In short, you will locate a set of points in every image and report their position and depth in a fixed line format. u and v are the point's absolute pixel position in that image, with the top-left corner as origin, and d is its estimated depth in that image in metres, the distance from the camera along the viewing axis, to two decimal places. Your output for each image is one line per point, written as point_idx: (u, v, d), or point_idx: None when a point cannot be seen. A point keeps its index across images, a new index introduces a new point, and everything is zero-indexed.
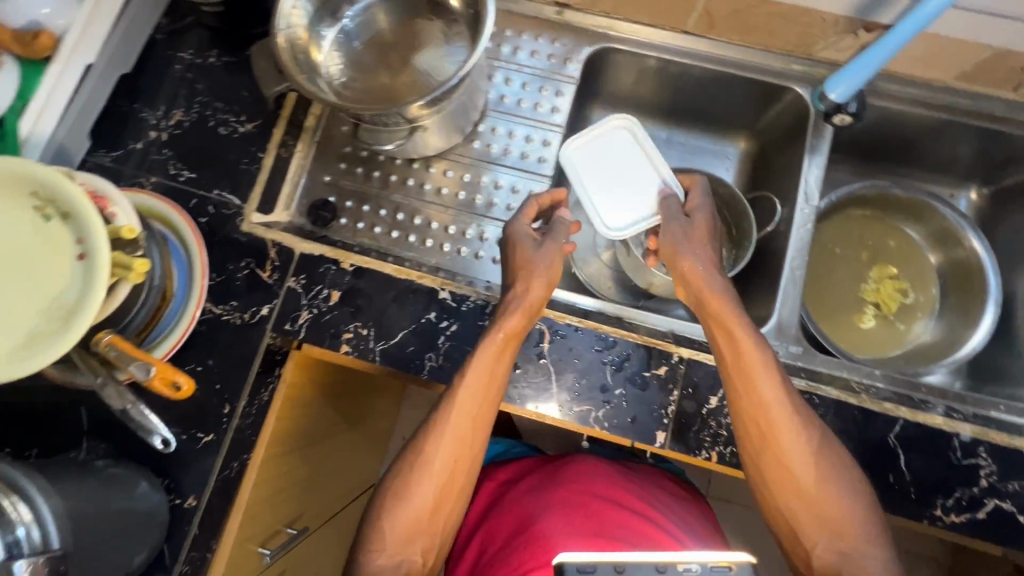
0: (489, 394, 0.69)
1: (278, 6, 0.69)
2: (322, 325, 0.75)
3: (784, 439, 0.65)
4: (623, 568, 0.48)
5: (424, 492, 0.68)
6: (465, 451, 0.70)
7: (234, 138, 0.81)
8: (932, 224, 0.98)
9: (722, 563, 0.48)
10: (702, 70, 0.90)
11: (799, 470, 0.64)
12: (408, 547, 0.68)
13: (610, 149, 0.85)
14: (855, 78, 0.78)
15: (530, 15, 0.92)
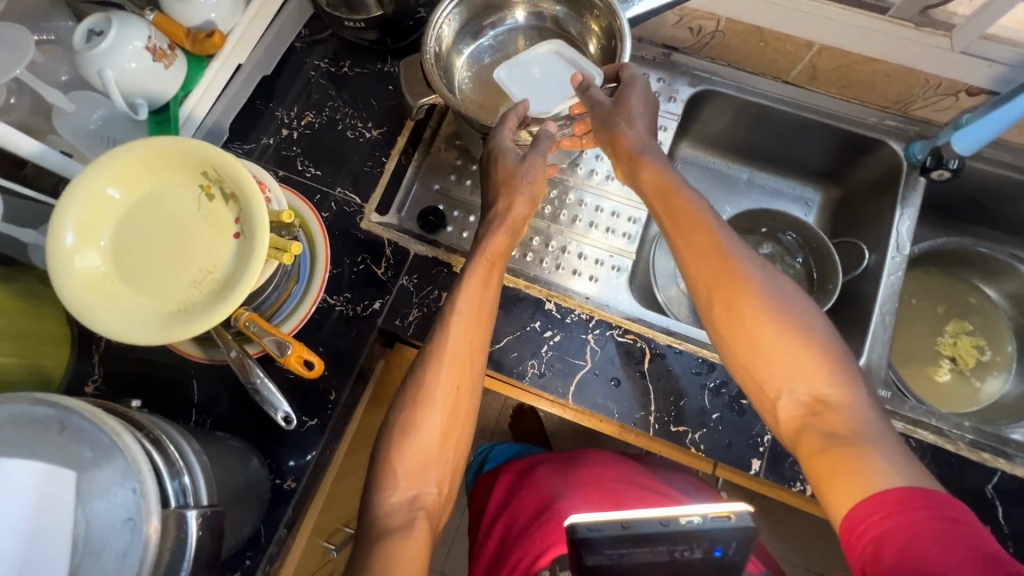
0: (484, 317, 0.71)
1: (432, 20, 0.76)
2: (430, 324, 0.78)
3: (732, 289, 0.62)
4: (627, 524, 0.54)
5: (432, 421, 0.68)
6: (464, 366, 0.70)
7: (360, 142, 0.87)
8: (1012, 285, 1.00)
9: (722, 513, 0.53)
10: (798, 117, 0.95)
11: (750, 320, 0.60)
12: (421, 480, 0.67)
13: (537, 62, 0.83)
14: (979, 137, 0.81)
15: (637, 54, 0.98)
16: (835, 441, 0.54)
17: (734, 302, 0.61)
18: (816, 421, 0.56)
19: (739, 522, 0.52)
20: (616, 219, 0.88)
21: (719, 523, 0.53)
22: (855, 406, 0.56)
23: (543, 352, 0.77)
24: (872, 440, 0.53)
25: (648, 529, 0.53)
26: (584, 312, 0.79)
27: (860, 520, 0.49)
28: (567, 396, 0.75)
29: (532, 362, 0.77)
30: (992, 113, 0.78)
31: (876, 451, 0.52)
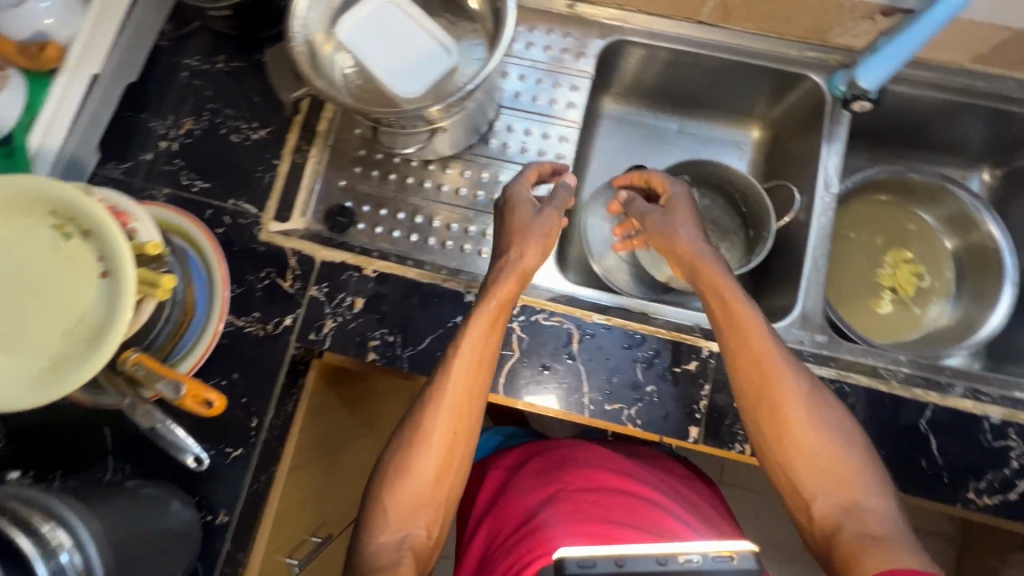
0: (483, 370, 0.68)
1: (294, 8, 0.69)
2: (347, 334, 0.74)
3: (780, 388, 0.65)
4: (623, 561, 0.50)
5: (426, 461, 0.67)
6: (463, 415, 0.68)
7: (247, 145, 0.80)
8: (948, 207, 0.98)
9: (723, 553, 0.50)
10: (716, 60, 0.90)
11: (793, 418, 0.64)
12: (411, 522, 0.66)
13: (380, 24, 0.75)
14: (888, 62, 0.78)
15: (541, 9, 0.91)
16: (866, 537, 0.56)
17: (779, 398, 0.64)
18: (849, 525, 0.59)
19: (741, 563, 0.49)
20: (535, 191, 0.86)
21: (722, 563, 0.49)
22: (887, 516, 0.59)
23: None
24: (898, 539, 0.56)
25: (645, 567, 0.49)
26: None
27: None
28: (498, 389, 0.73)
29: None
30: (897, 36, 0.74)
31: (902, 549, 0.54)
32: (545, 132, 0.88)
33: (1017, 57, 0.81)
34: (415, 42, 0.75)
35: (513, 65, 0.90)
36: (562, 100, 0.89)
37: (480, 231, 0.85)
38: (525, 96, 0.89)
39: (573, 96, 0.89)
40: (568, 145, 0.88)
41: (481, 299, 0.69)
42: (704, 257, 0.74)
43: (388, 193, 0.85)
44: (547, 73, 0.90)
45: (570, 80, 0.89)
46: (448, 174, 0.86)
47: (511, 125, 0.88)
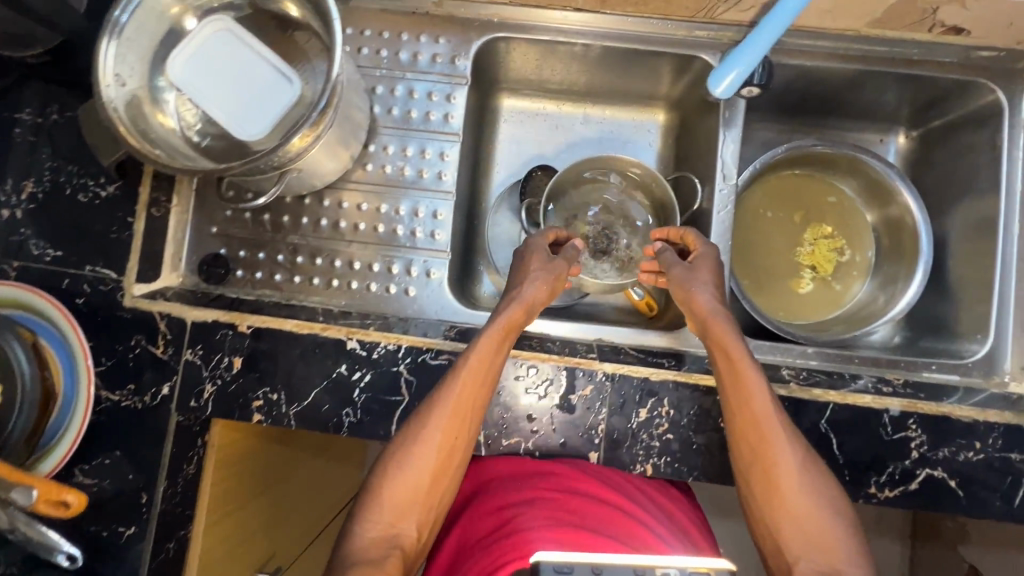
0: (487, 383, 0.66)
1: (97, 70, 0.59)
2: (228, 396, 0.71)
3: (768, 441, 0.62)
4: (600, 570, 0.45)
5: (422, 466, 0.63)
6: (459, 423, 0.65)
7: (97, 204, 0.73)
8: (865, 177, 0.94)
9: (701, 570, 0.46)
10: (602, 48, 0.83)
11: (784, 476, 0.61)
12: (399, 526, 0.62)
13: (213, 59, 0.67)
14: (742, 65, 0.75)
15: (406, 11, 0.81)
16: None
17: (770, 457, 0.62)
18: None
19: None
20: (418, 217, 0.80)
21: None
22: None
23: (357, 398, 0.71)
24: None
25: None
26: (390, 342, 0.71)
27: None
28: (390, 436, 0.71)
29: (347, 411, 0.71)
30: (733, 53, 0.75)
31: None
32: (422, 150, 0.81)
33: (914, 17, 0.74)
34: (256, 75, 0.68)
35: (381, 79, 0.81)
36: (439, 113, 0.81)
37: (365, 264, 0.80)
38: (397, 110, 0.81)
39: (449, 107, 0.81)
40: (450, 162, 0.81)
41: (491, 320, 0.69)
42: (716, 314, 0.69)
43: (264, 235, 0.80)
44: (415, 82, 0.81)
45: (444, 88, 0.81)
46: (325, 207, 0.81)
47: (387, 145, 0.81)
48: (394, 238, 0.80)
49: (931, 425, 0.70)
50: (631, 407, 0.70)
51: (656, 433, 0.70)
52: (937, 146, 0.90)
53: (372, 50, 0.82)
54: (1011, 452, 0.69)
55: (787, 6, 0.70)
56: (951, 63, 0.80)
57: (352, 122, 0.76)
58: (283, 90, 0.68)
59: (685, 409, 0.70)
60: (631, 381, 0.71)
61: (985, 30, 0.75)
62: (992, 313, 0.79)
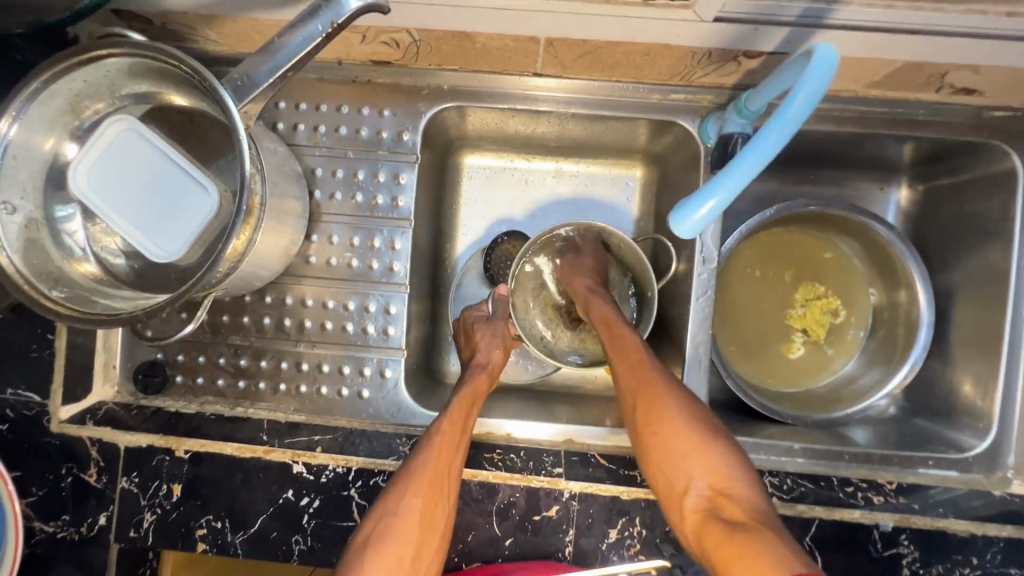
0: (463, 447, 0.66)
1: None
2: (169, 526, 0.66)
3: (656, 406, 0.64)
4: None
5: (403, 529, 0.60)
6: (436, 488, 0.62)
7: (12, 322, 0.67)
8: (862, 237, 0.86)
9: None
10: (568, 114, 0.74)
11: (690, 438, 0.62)
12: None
13: (121, 167, 0.59)
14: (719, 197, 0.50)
15: (344, 80, 0.72)
16: (733, 525, 0.54)
17: (656, 420, 0.63)
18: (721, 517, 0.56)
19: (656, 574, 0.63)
20: (369, 312, 0.74)
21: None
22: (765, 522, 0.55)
23: (306, 524, 0.66)
24: (766, 527, 0.53)
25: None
26: (339, 465, 0.66)
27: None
28: None
29: (297, 538, 0.66)
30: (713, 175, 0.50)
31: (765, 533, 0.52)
32: (370, 237, 0.74)
33: (920, 81, 0.65)
34: (169, 183, 0.60)
35: (320, 159, 0.74)
36: (386, 195, 0.74)
37: (314, 365, 0.74)
38: (339, 195, 0.74)
39: (396, 189, 0.74)
40: (401, 249, 0.74)
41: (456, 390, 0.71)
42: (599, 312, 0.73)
43: (204, 337, 0.74)
44: (358, 163, 0.73)
45: (390, 167, 0.74)
46: (268, 304, 0.74)
47: (332, 233, 0.74)
48: (344, 336, 0.74)
49: (923, 539, 0.65)
50: (601, 527, 0.66)
51: (629, 554, 0.65)
52: (942, 203, 0.81)
53: (309, 126, 0.73)
54: (1010, 566, 0.65)
55: (784, 126, 0.48)
56: (957, 123, 0.72)
57: (290, 218, 0.69)
58: (199, 201, 0.60)
59: (658, 527, 0.65)
60: (599, 500, 0.66)
61: (1000, 92, 0.65)
62: (996, 400, 0.73)
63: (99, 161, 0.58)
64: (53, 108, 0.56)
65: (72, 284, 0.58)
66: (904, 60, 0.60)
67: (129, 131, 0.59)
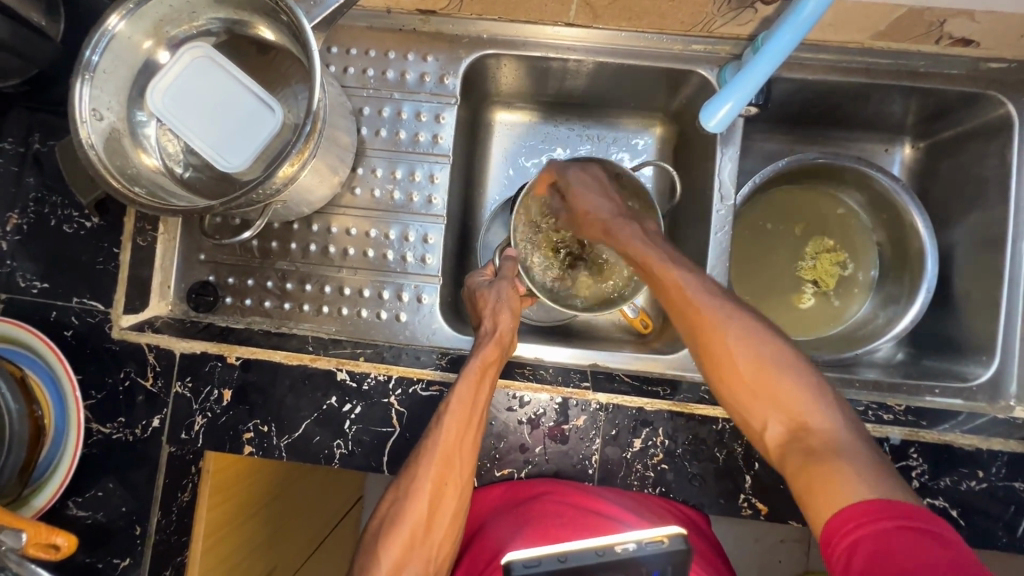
0: (474, 428, 0.65)
1: (72, 111, 0.57)
2: (219, 429, 0.71)
3: (715, 334, 0.61)
4: (566, 557, 0.49)
5: (416, 510, 0.63)
6: (447, 473, 0.64)
7: (81, 235, 0.72)
8: (869, 191, 0.91)
9: (654, 538, 0.50)
10: (596, 64, 0.80)
11: (764, 367, 0.58)
12: (405, 570, 0.62)
13: (197, 89, 0.64)
14: (733, 101, 0.66)
15: (394, 28, 0.79)
16: (814, 460, 0.52)
17: (722, 341, 0.60)
18: (800, 451, 0.54)
19: (672, 545, 0.49)
20: (408, 241, 0.80)
21: (654, 548, 0.49)
22: (853, 457, 0.51)
23: (348, 429, 0.70)
24: (850, 459, 0.51)
25: (586, 561, 0.49)
26: (380, 373, 0.71)
27: (836, 525, 0.47)
28: (382, 468, 0.70)
29: (338, 442, 0.70)
30: (731, 84, 0.65)
31: (852, 471, 0.49)
32: (411, 172, 0.80)
33: (921, 30, 0.71)
34: (237, 104, 0.65)
35: (368, 99, 0.80)
36: (428, 133, 0.80)
37: (355, 290, 0.79)
38: (384, 132, 0.80)
39: (437, 127, 0.80)
40: (439, 183, 0.80)
41: (466, 362, 0.68)
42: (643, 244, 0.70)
43: (252, 261, 0.80)
44: (402, 103, 0.80)
45: (432, 108, 0.80)
46: (315, 232, 0.80)
47: (376, 167, 0.81)
48: (384, 262, 0.80)
49: (932, 453, 0.69)
50: (625, 437, 0.69)
51: (651, 462, 0.69)
52: (944, 158, 0.87)
53: (359, 69, 0.80)
54: (1015, 480, 0.68)
55: (799, 21, 0.58)
56: (956, 75, 0.78)
57: (343, 149, 0.75)
58: (265, 120, 0.65)
59: (680, 438, 0.69)
60: (625, 412, 0.70)
61: (995, 42, 0.71)
62: (997, 333, 0.78)
63: (178, 83, 0.63)
64: (142, 28, 0.62)
65: (148, 190, 0.64)
66: (906, 6, 0.66)
67: (203, 56, 0.63)
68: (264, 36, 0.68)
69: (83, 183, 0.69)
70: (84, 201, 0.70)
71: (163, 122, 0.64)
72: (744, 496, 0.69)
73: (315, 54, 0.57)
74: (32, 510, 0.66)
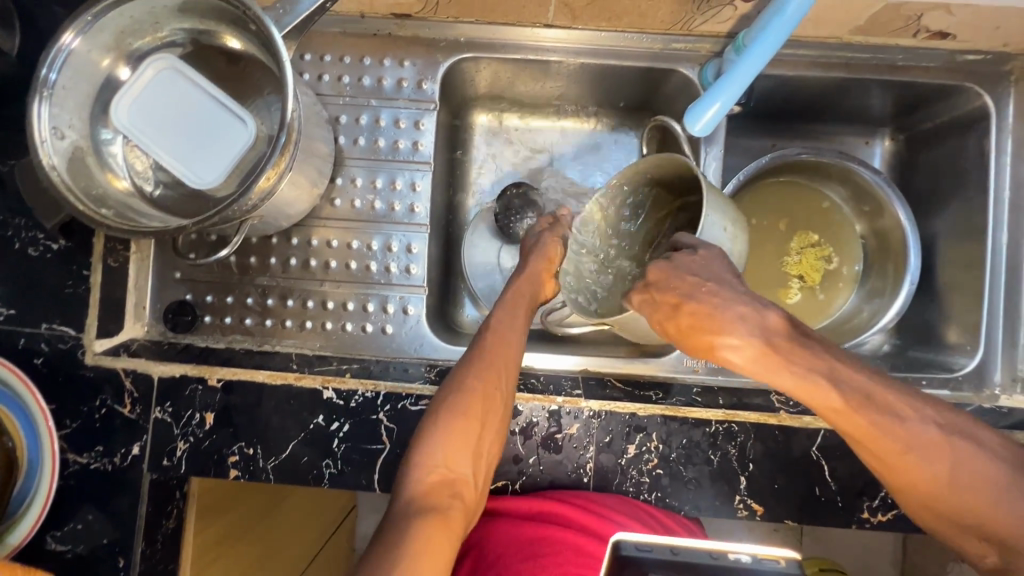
0: (518, 335, 0.65)
1: (29, 131, 0.55)
2: (203, 453, 0.68)
3: (907, 453, 0.50)
4: (677, 551, 0.46)
5: (467, 405, 0.59)
6: (495, 371, 0.62)
7: (48, 258, 0.69)
8: (851, 185, 0.91)
9: (770, 556, 0.45)
10: (577, 65, 0.79)
11: (978, 486, 0.49)
12: (456, 464, 0.57)
13: (163, 102, 0.61)
14: (721, 101, 0.64)
15: (368, 33, 0.77)
16: None
17: (914, 481, 0.51)
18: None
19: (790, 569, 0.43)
20: (392, 252, 0.78)
21: (772, 566, 0.44)
22: None
23: (336, 448, 0.68)
24: None
25: (698, 560, 0.45)
26: (368, 389, 0.69)
27: None
28: (373, 486, 0.68)
29: (327, 462, 0.68)
30: (717, 84, 0.64)
31: None
32: (392, 181, 0.78)
33: (899, 24, 0.71)
34: (205, 117, 0.62)
35: (344, 107, 0.78)
36: (407, 141, 0.79)
37: (339, 303, 0.77)
38: (363, 140, 0.78)
39: (417, 134, 0.79)
40: (421, 192, 0.79)
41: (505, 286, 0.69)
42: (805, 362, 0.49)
43: (230, 278, 0.78)
44: (380, 110, 0.78)
45: (410, 115, 0.78)
46: (295, 246, 0.78)
47: (356, 177, 0.79)
48: (367, 274, 0.78)
49: None
50: (619, 444, 0.69)
51: (646, 467, 0.69)
52: (923, 150, 0.87)
53: (334, 77, 0.78)
54: None
55: (785, 19, 0.59)
56: (933, 68, 0.78)
57: (321, 158, 0.73)
58: (237, 133, 0.62)
59: (674, 442, 0.69)
60: (618, 418, 0.69)
61: (971, 35, 0.72)
62: (982, 323, 0.79)
63: (144, 96, 0.61)
64: (102, 41, 0.59)
65: (117, 211, 0.61)
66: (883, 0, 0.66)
67: (170, 67, 0.61)
68: (231, 45, 0.65)
69: (46, 204, 0.66)
70: (49, 223, 0.67)
71: (130, 137, 0.62)
72: (740, 498, 0.68)
73: (287, 65, 0.55)
74: (7, 548, 0.64)
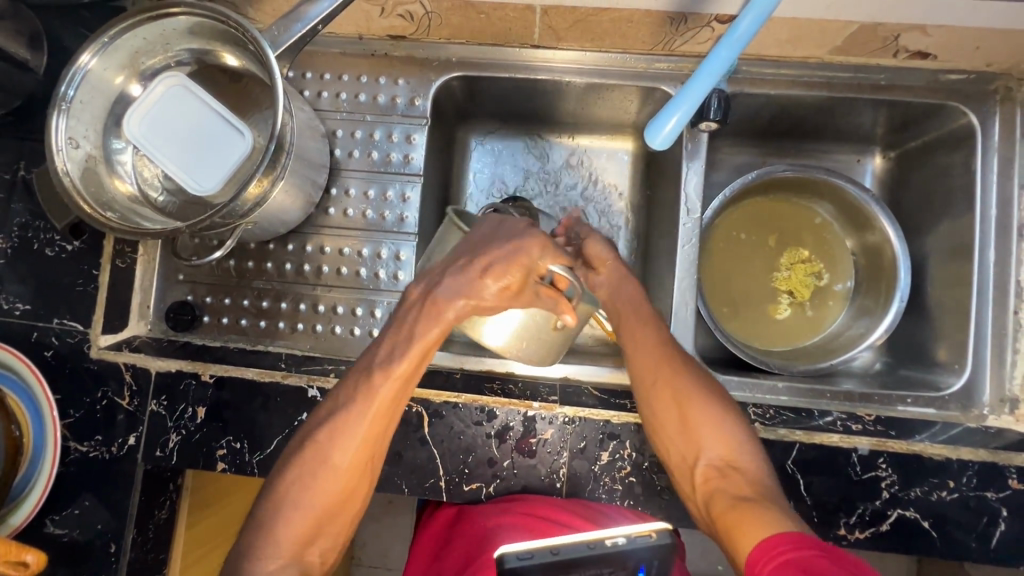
0: (395, 414, 0.65)
1: (48, 140, 0.61)
2: (193, 446, 0.72)
3: (676, 375, 0.69)
4: (557, 550, 0.50)
5: (327, 490, 0.62)
6: (363, 456, 0.64)
7: (63, 258, 0.75)
8: (841, 202, 0.91)
9: (642, 533, 0.52)
10: (563, 83, 0.82)
11: (709, 409, 0.67)
12: (309, 546, 0.62)
13: (172, 117, 0.66)
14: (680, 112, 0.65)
15: (366, 53, 0.82)
16: (742, 503, 0.60)
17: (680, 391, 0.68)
18: (728, 486, 0.63)
19: (660, 539, 0.52)
20: (381, 259, 0.81)
21: (642, 542, 0.51)
22: (766, 481, 0.63)
23: None
24: (770, 497, 0.60)
25: (577, 554, 0.50)
26: None
27: (762, 553, 0.52)
28: None
29: None
30: (677, 96, 0.65)
31: (775, 509, 0.58)
32: (383, 192, 0.82)
33: (877, 43, 0.72)
34: (209, 129, 0.67)
35: (342, 122, 0.83)
36: (399, 154, 0.83)
37: (330, 307, 0.81)
38: (358, 153, 0.83)
39: (409, 148, 0.83)
40: (410, 203, 0.82)
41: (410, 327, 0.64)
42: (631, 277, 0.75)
43: (230, 281, 0.82)
44: (375, 125, 0.83)
45: (403, 129, 0.83)
46: (290, 251, 0.82)
47: (349, 187, 0.83)
48: (358, 280, 0.81)
49: (901, 463, 0.69)
50: (593, 450, 0.70)
51: (619, 475, 0.69)
52: (913, 169, 0.88)
53: (332, 93, 0.83)
54: (987, 489, 0.68)
55: (734, 40, 0.61)
56: (918, 87, 0.79)
57: (317, 169, 0.77)
58: (235, 143, 0.67)
59: (647, 451, 0.69)
60: (593, 424, 0.70)
61: (952, 54, 0.73)
62: (970, 342, 0.77)
63: (154, 110, 0.66)
64: (116, 61, 0.65)
65: (123, 215, 0.66)
66: (858, 21, 0.68)
67: (178, 83, 0.66)
68: (229, 61, 0.70)
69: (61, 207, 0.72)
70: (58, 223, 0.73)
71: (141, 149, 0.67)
72: None
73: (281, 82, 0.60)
74: (8, 528, 0.68)
